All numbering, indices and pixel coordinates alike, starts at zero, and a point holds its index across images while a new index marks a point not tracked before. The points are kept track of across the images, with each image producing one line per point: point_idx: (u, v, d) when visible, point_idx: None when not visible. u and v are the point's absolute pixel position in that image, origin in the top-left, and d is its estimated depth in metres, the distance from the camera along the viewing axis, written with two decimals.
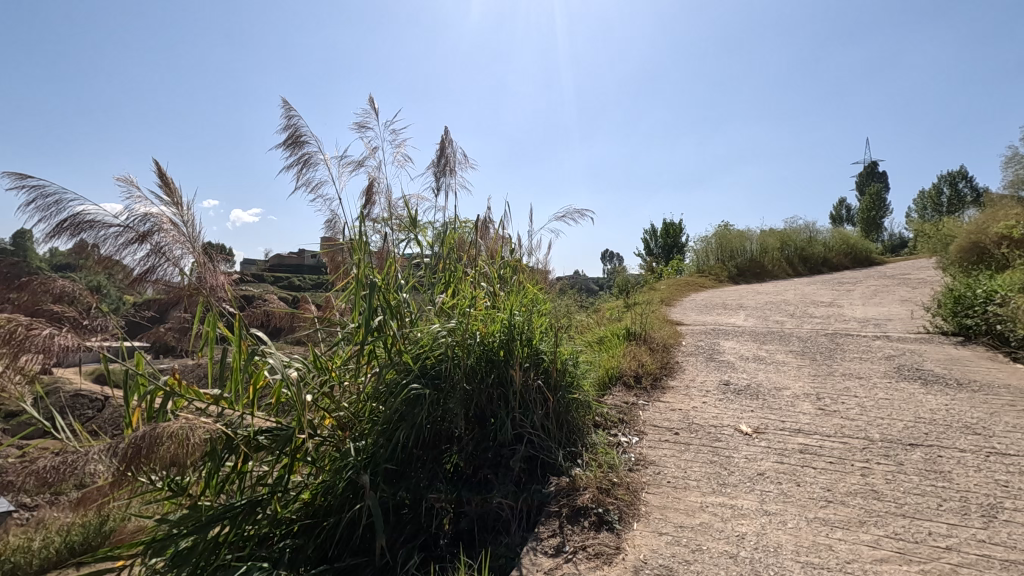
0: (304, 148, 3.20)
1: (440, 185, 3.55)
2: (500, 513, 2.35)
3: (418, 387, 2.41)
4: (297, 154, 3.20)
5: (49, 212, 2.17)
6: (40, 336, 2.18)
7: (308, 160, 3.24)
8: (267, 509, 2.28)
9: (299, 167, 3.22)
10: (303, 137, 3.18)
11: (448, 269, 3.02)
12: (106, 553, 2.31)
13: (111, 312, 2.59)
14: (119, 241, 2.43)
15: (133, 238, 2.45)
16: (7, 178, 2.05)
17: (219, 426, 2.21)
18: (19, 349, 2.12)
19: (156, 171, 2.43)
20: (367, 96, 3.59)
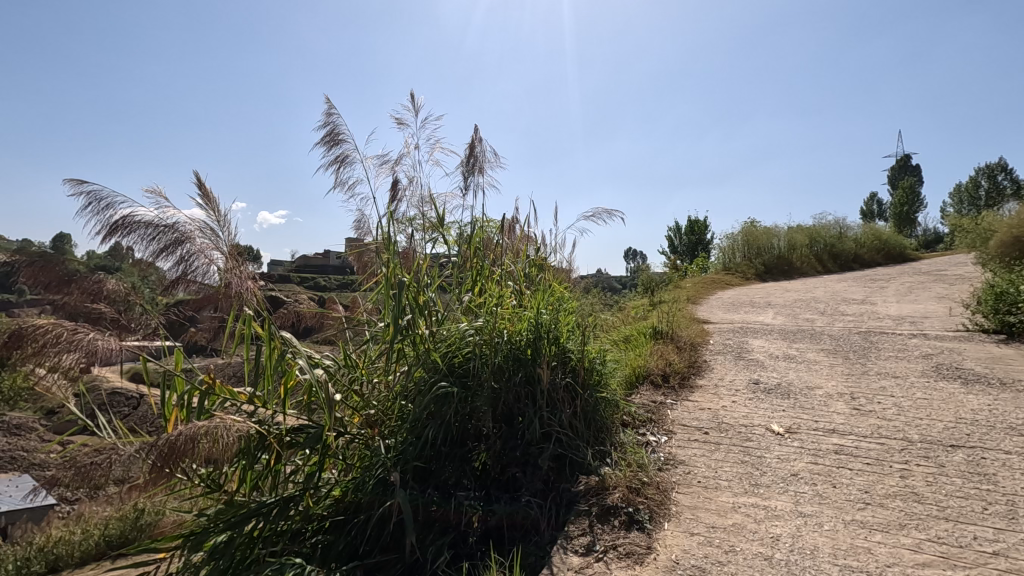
0: (344, 146, 3.27)
1: (470, 184, 3.57)
2: (528, 511, 2.35)
3: (446, 386, 2.43)
4: (337, 151, 3.28)
5: (99, 214, 2.27)
6: (85, 340, 2.28)
7: (347, 159, 3.30)
8: (300, 505, 2.32)
9: (334, 166, 3.29)
10: (343, 137, 3.25)
11: (475, 266, 3.02)
12: (144, 547, 2.36)
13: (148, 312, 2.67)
14: (158, 245, 2.52)
15: (171, 242, 2.53)
16: (65, 183, 2.17)
17: (251, 425, 2.25)
18: (66, 352, 2.22)
19: (196, 181, 2.52)
20: (408, 94, 3.63)
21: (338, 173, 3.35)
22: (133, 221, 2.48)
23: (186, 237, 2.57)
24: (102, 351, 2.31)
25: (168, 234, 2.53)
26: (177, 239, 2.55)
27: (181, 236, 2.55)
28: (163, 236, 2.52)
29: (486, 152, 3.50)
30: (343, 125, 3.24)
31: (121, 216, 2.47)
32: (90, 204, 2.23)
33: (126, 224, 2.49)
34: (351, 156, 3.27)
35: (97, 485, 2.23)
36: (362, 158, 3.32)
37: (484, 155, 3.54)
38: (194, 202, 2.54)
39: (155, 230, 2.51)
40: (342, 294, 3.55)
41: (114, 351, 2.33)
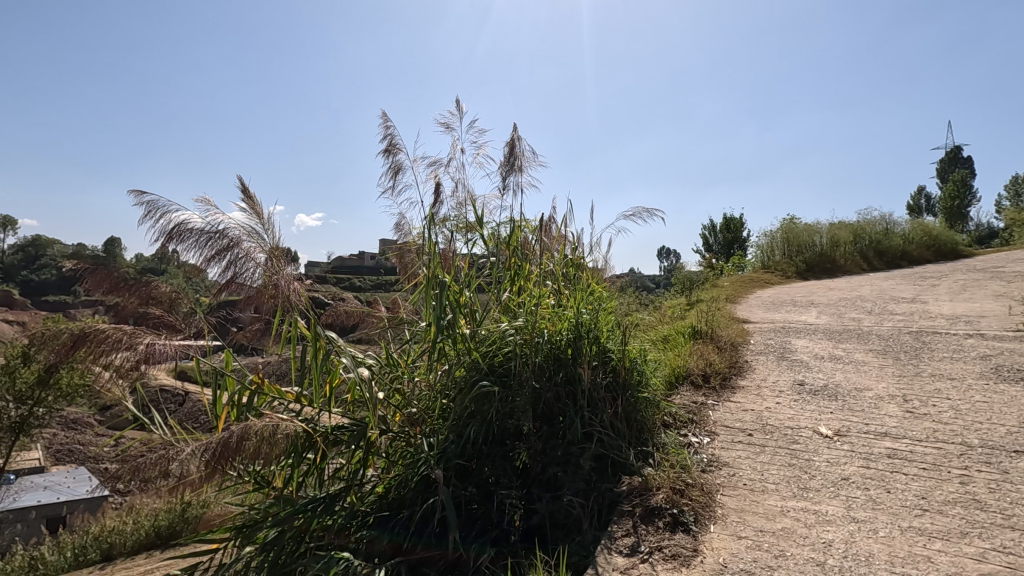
0: (397, 154, 3.38)
1: (509, 184, 3.58)
2: (570, 510, 2.34)
3: (487, 385, 2.45)
4: (392, 159, 3.39)
5: (157, 222, 2.37)
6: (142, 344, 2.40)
7: (400, 167, 3.41)
8: (345, 501, 2.38)
9: (389, 173, 3.40)
10: (398, 145, 3.35)
11: (514, 265, 3.02)
12: (199, 538, 2.46)
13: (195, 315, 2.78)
14: (210, 250, 2.61)
15: (221, 248, 2.62)
16: (128, 195, 2.29)
17: (299, 424, 2.32)
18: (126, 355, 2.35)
19: (239, 186, 2.60)
20: (454, 100, 3.69)
21: (392, 180, 3.46)
22: (187, 228, 2.59)
23: (235, 243, 2.65)
24: (158, 350, 2.43)
25: (219, 240, 2.62)
26: (226, 245, 2.63)
27: (230, 242, 2.63)
28: (214, 241, 2.61)
29: (527, 152, 3.52)
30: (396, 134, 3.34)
31: (176, 223, 2.58)
32: (148, 213, 2.33)
33: (180, 230, 2.59)
34: (400, 162, 3.36)
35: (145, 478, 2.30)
36: (411, 164, 3.41)
37: (526, 155, 3.56)
38: (240, 206, 2.63)
39: (207, 236, 2.61)
40: (384, 295, 3.63)
41: (169, 350, 2.45)
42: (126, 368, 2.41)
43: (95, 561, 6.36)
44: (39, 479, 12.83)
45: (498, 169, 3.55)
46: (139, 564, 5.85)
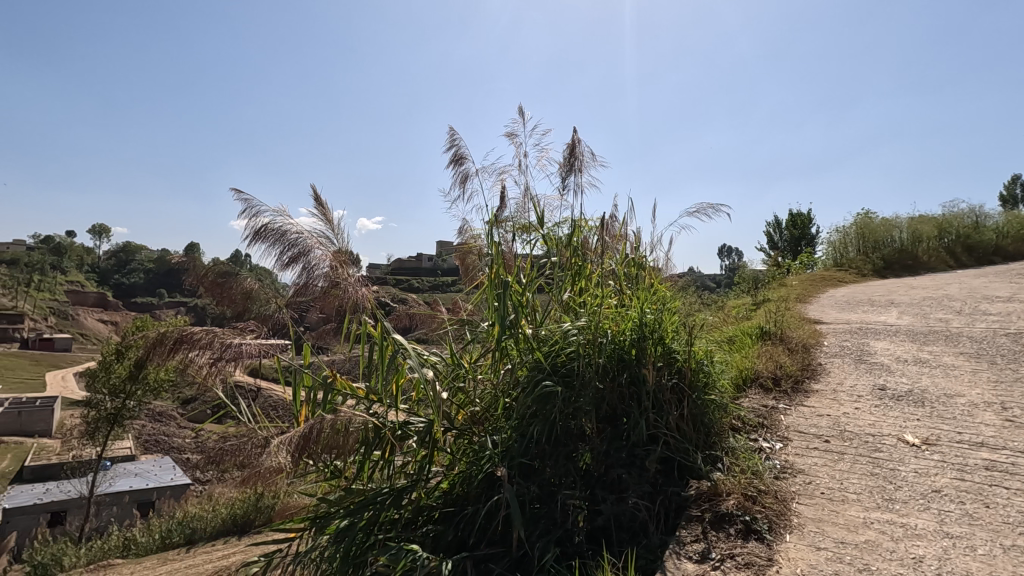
0: (462, 164, 3.47)
1: (569, 184, 3.57)
2: (636, 513, 2.30)
3: (550, 384, 2.44)
4: (458, 169, 3.48)
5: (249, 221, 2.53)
6: (232, 345, 2.57)
7: (466, 176, 3.49)
8: (411, 495, 2.44)
9: (456, 183, 3.49)
10: (462, 155, 3.44)
11: (575, 265, 3.01)
12: (279, 525, 2.61)
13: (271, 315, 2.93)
14: (287, 252, 2.77)
15: (297, 251, 2.77)
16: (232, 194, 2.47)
17: (370, 418, 2.41)
18: (218, 354, 2.53)
19: (311, 195, 2.76)
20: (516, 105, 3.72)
21: (459, 189, 3.55)
22: (270, 229, 2.77)
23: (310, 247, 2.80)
24: (251, 351, 2.62)
25: (297, 243, 2.78)
26: (302, 248, 2.78)
27: (307, 247, 2.78)
28: (294, 245, 2.77)
29: (587, 154, 3.50)
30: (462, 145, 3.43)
31: (260, 225, 2.75)
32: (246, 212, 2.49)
33: (263, 231, 2.76)
34: (465, 170, 3.44)
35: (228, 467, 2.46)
36: (477, 171, 3.49)
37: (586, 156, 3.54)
38: (312, 214, 2.78)
39: (286, 239, 2.77)
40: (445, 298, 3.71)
41: (254, 350, 2.62)
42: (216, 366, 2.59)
43: (179, 544, 6.87)
44: (131, 466, 13.99)
45: (558, 170, 3.55)
46: (220, 549, 6.28)
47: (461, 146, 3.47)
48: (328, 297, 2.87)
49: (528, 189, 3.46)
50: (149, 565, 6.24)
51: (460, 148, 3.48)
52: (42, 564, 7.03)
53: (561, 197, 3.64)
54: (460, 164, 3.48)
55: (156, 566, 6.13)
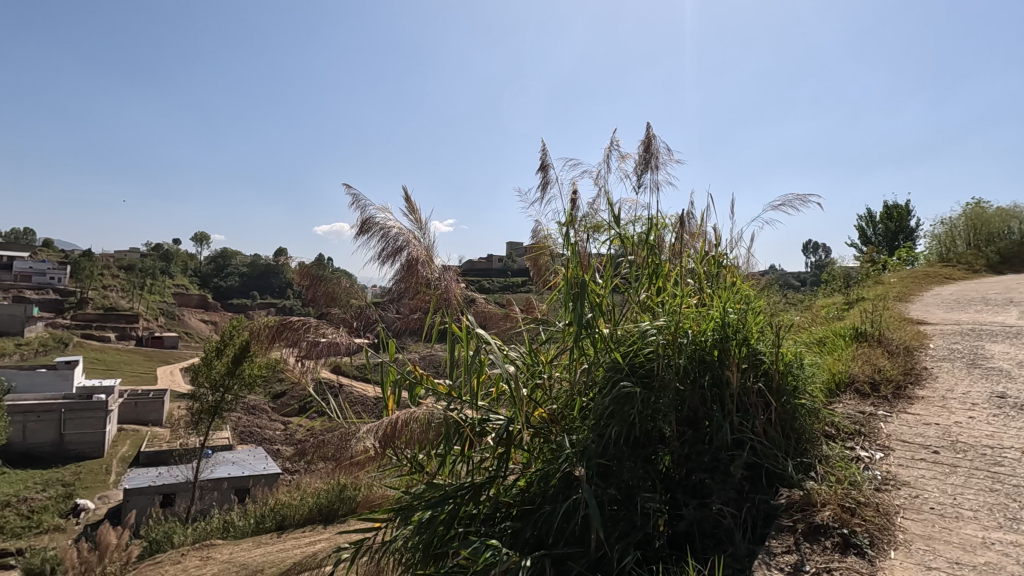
0: (547, 171, 3.48)
1: (644, 183, 3.49)
2: (720, 520, 2.21)
3: (628, 385, 2.39)
4: (543, 176, 3.50)
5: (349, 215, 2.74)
6: (324, 337, 2.81)
7: (551, 181, 3.50)
8: (490, 491, 2.49)
9: (538, 188, 3.52)
10: (547, 160, 3.45)
11: (651, 264, 2.94)
12: (366, 514, 2.74)
13: (364, 312, 3.17)
14: (386, 248, 2.96)
15: (393, 247, 2.94)
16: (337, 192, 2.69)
17: (451, 414, 2.49)
18: (311, 344, 2.77)
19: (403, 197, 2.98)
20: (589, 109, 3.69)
21: (543, 195, 3.56)
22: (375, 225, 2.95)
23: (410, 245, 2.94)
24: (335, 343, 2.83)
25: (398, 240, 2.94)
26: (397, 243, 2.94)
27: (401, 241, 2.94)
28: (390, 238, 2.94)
29: (664, 151, 3.42)
30: (546, 151, 3.44)
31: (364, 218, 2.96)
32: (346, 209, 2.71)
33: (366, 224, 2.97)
34: (549, 176, 3.46)
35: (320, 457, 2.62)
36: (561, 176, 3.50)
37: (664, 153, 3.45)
38: (403, 214, 2.99)
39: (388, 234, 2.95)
40: (519, 300, 3.77)
41: (343, 341, 2.85)
42: (308, 356, 2.83)
43: (271, 529, 7.39)
44: (230, 455, 15.19)
45: (632, 169, 3.50)
46: (307, 536, 6.71)
47: (546, 154, 3.49)
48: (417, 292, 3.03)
49: (601, 189, 3.42)
50: (246, 547, 6.75)
51: (545, 155, 3.50)
52: (156, 541, 7.78)
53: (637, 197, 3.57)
54: (547, 169, 3.50)
55: (251, 548, 6.64)
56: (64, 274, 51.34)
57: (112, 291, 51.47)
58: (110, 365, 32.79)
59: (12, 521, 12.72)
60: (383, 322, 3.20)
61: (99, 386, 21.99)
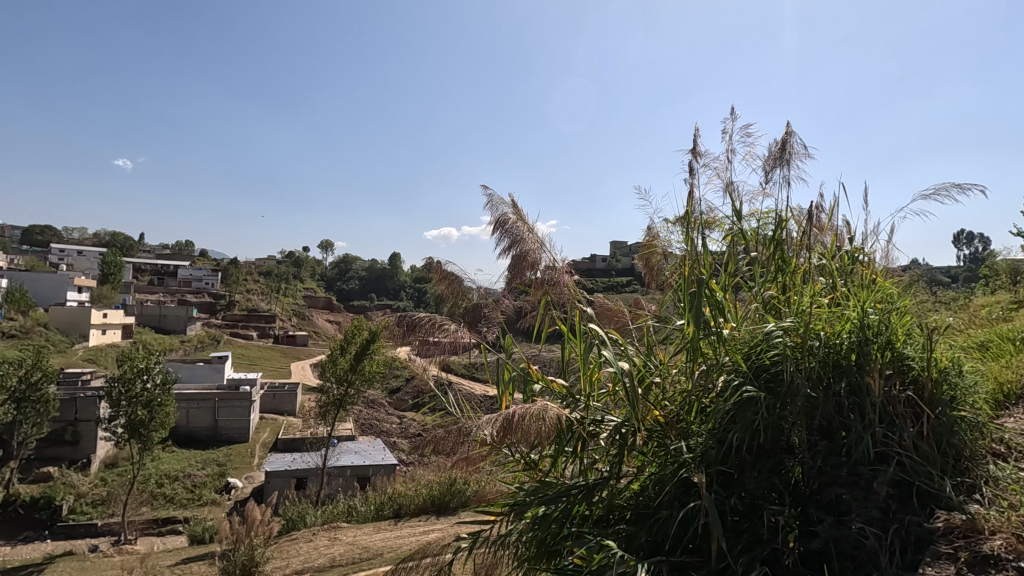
0: (693, 155, 3.45)
1: (773, 179, 3.33)
2: (862, 540, 2.01)
3: (752, 390, 2.26)
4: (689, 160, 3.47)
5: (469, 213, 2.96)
6: (449, 330, 3.04)
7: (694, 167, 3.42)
8: (603, 492, 2.48)
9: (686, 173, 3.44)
10: (695, 146, 3.39)
11: (778, 260, 2.74)
12: (483, 507, 2.84)
13: (491, 309, 3.36)
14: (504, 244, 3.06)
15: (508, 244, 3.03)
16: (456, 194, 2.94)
17: (565, 411, 2.48)
18: (439, 337, 3.00)
19: (514, 202, 3.09)
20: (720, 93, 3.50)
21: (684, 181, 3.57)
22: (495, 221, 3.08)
23: (520, 239, 3.01)
24: (453, 339, 3.04)
25: (512, 238, 3.02)
26: (511, 241, 3.02)
27: (513, 238, 3.02)
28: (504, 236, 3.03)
29: (802, 147, 3.19)
30: (693, 136, 3.35)
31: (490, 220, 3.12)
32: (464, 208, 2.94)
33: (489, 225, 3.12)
34: (694, 164, 3.37)
35: (440, 450, 2.76)
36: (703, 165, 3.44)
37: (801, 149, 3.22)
38: (515, 217, 3.10)
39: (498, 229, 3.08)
40: (637, 299, 3.75)
41: (465, 336, 3.05)
42: (435, 349, 3.06)
43: (389, 516, 7.92)
44: (353, 445, 16.46)
45: (765, 161, 3.32)
46: (422, 525, 7.11)
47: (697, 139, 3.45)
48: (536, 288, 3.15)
49: (726, 185, 3.31)
50: (368, 531, 7.28)
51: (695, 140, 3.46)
52: (292, 518, 8.65)
53: (765, 190, 3.41)
54: (694, 155, 3.45)
55: (372, 532, 7.16)
56: (215, 279, 58.55)
57: (254, 294, 57.97)
58: (253, 360, 36.97)
59: (180, 493, 14.81)
60: (499, 318, 3.35)
61: (245, 378, 24.88)
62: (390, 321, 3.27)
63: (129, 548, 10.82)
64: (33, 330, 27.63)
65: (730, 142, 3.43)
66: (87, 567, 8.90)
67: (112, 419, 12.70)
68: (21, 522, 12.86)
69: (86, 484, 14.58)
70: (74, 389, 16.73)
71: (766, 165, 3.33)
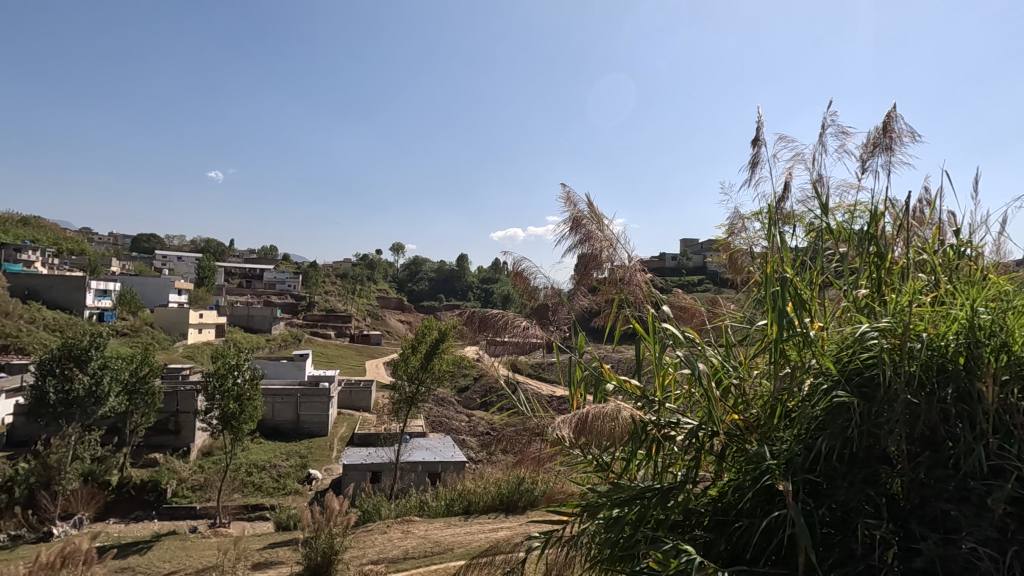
0: (759, 146, 3.35)
1: (871, 167, 3.15)
2: (974, 561, 1.82)
3: (842, 395, 2.12)
4: (754, 152, 3.38)
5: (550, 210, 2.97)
6: (521, 328, 3.06)
7: (761, 159, 3.37)
8: (680, 497, 2.40)
9: (749, 166, 3.42)
10: (761, 136, 3.32)
11: (872, 255, 2.55)
12: (554, 507, 2.83)
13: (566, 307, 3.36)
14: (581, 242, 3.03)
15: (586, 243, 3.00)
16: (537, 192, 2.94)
17: (638, 411, 2.42)
18: (512, 334, 3.03)
19: (589, 201, 3.07)
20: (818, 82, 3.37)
21: (755, 173, 3.46)
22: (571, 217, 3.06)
23: (589, 239, 2.99)
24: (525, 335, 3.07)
25: (587, 236, 3.00)
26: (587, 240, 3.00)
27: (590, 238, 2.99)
28: (581, 234, 3.01)
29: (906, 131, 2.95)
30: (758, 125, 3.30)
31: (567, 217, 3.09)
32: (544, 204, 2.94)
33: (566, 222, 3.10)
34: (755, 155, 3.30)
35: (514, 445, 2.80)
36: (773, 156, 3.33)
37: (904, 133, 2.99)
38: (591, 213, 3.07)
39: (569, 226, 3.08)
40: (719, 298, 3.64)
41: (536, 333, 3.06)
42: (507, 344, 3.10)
43: (460, 512, 8.11)
44: (425, 441, 16.96)
45: (862, 149, 3.14)
46: (490, 522, 7.22)
47: (760, 129, 3.34)
48: (610, 287, 3.10)
49: (814, 177, 3.21)
50: (439, 526, 7.49)
51: (758, 130, 3.35)
52: (368, 509, 9.05)
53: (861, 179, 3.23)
54: (758, 145, 3.35)
55: (443, 527, 7.35)
56: (296, 282, 62.17)
57: (332, 296, 61.06)
58: (331, 358, 38.96)
59: (268, 482, 15.83)
60: (571, 317, 3.34)
61: (324, 375, 26.24)
62: (457, 322, 3.33)
63: (224, 531, 11.67)
64: (142, 329, 30.48)
65: (823, 132, 3.28)
66: (188, 546, 9.69)
67: (208, 411, 13.77)
68: (133, 502, 14.20)
69: (187, 470, 15.90)
70: (176, 383, 18.28)
71: (864, 152, 3.14)
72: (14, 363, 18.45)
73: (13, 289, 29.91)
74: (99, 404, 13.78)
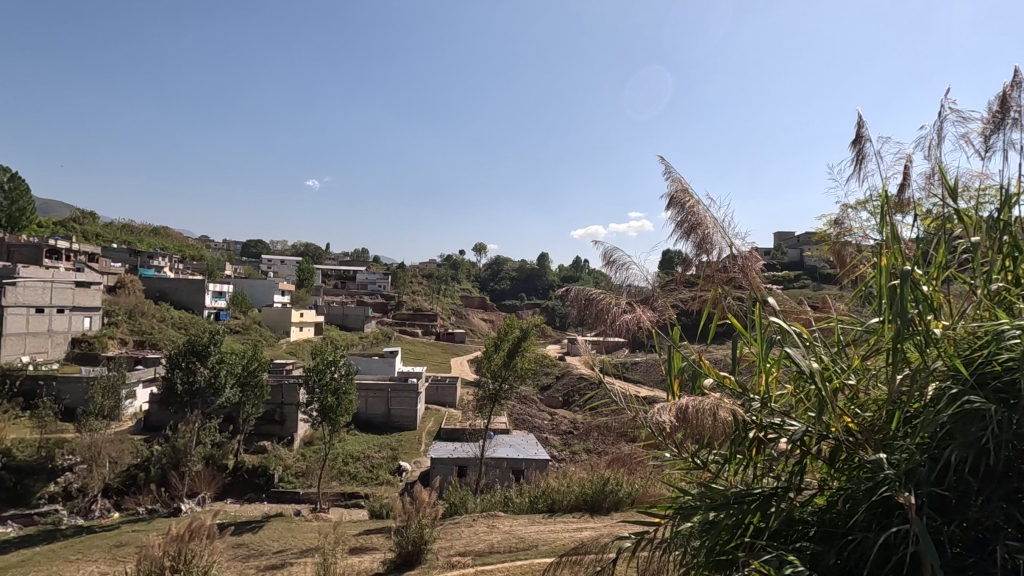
0: (862, 144, 3.09)
1: (995, 144, 2.81)
2: None
3: (976, 400, 1.90)
4: (856, 150, 3.12)
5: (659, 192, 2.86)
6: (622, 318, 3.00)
7: (866, 155, 3.11)
8: (783, 504, 2.26)
9: (852, 163, 3.17)
10: (863, 132, 3.06)
11: (1009, 244, 2.26)
12: (645, 508, 2.74)
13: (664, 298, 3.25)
14: (685, 226, 2.91)
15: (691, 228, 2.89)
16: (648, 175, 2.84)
17: (738, 409, 2.29)
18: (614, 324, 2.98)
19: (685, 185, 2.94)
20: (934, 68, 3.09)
21: (859, 170, 3.20)
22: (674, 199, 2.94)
23: (696, 224, 2.87)
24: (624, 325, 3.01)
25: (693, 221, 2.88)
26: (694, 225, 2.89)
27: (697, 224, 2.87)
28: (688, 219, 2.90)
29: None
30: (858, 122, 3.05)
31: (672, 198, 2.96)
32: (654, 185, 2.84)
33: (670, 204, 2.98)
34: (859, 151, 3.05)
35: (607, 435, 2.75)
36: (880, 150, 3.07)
37: None
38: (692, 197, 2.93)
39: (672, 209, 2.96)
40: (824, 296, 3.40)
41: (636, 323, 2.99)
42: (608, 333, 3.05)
43: (544, 510, 8.16)
44: (509, 438, 17.24)
45: (981, 127, 2.82)
46: (575, 521, 7.19)
47: (862, 125, 3.08)
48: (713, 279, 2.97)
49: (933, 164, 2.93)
50: (524, 522, 7.57)
51: (860, 127, 3.09)
52: (454, 502, 9.34)
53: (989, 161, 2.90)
54: (859, 143, 3.10)
55: (528, 524, 7.42)
56: (386, 282, 65.25)
57: (418, 295, 63.52)
58: (419, 355, 40.56)
59: (362, 472, 16.76)
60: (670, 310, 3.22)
61: (412, 371, 27.33)
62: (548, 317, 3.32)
63: (324, 516, 12.53)
64: (252, 327, 33.29)
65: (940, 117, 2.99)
66: (293, 529, 10.49)
67: (309, 403, 14.79)
68: (247, 485, 15.57)
69: (291, 457, 17.17)
70: (281, 377, 19.79)
71: (985, 131, 2.82)
72: (149, 357, 20.86)
73: (147, 291, 33.85)
74: (218, 394, 15.16)
